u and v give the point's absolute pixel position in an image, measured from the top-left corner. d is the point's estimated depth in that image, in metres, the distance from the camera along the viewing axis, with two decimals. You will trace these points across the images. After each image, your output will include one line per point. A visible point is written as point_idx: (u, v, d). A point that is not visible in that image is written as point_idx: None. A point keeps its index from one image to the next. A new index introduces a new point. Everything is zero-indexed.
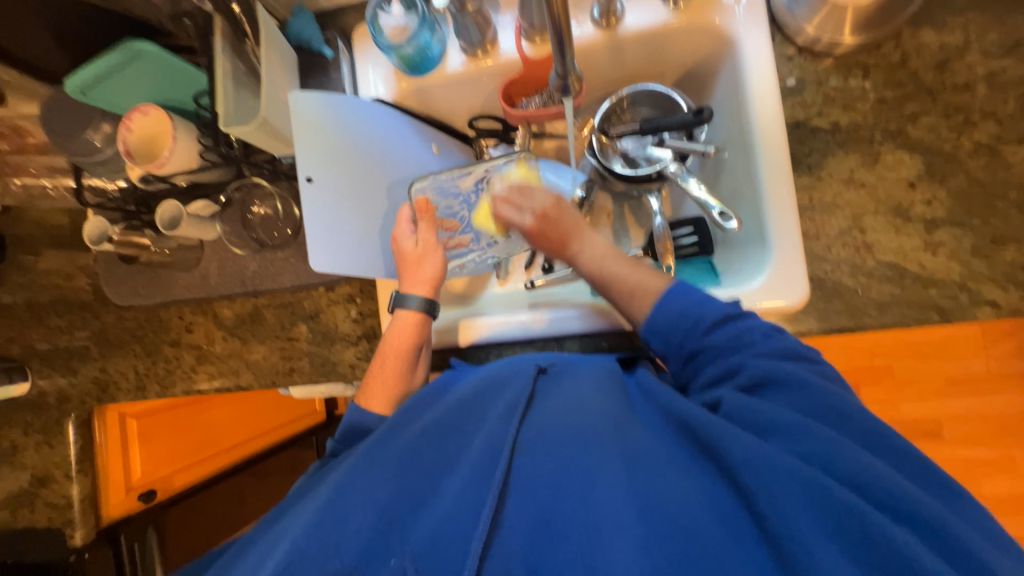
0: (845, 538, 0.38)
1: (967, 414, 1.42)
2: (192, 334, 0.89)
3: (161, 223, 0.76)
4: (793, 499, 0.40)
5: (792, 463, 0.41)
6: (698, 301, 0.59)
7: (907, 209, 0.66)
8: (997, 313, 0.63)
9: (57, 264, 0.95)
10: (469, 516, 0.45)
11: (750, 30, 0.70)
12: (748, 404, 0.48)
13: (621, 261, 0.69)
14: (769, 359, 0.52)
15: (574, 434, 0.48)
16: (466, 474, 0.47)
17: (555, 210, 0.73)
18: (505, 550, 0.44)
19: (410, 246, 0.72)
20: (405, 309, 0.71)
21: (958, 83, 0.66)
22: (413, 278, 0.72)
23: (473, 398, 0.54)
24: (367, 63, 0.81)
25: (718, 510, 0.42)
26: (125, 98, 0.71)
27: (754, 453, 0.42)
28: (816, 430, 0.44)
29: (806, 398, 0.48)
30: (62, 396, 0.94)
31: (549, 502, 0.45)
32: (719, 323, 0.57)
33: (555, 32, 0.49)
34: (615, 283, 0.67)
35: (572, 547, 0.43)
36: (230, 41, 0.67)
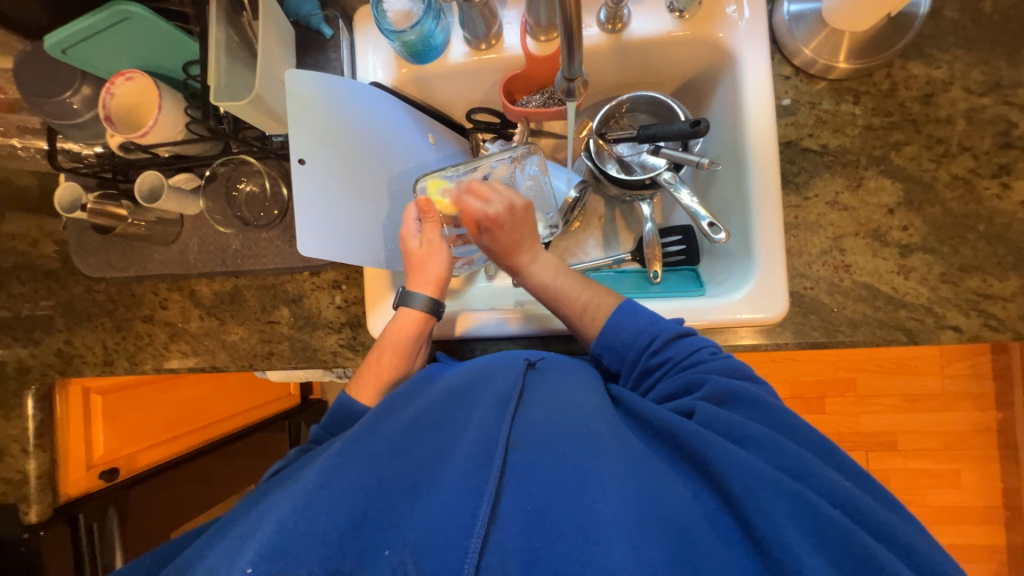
0: (829, 550, 0.39)
1: (921, 429, 1.50)
2: (166, 311, 0.86)
3: (140, 195, 0.73)
4: (781, 506, 0.41)
5: (777, 472, 0.43)
6: (650, 321, 0.62)
7: (885, 234, 0.69)
8: (958, 337, 0.67)
9: (23, 228, 0.90)
10: (462, 508, 0.45)
11: (751, 46, 0.71)
12: (719, 414, 0.49)
13: (573, 277, 0.71)
14: (729, 376, 0.55)
15: (566, 431, 0.50)
16: (460, 465, 0.48)
17: (522, 210, 0.73)
18: (499, 545, 0.43)
19: (416, 246, 0.73)
20: (410, 308, 0.70)
21: (941, 116, 0.69)
22: (418, 278, 0.72)
23: (463, 391, 0.57)
24: (368, 45, 0.79)
25: (705, 512, 0.44)
26: (107, 60, 0.68)
27: (737, 458, 0.44)
28: (785, 442, 0.46)
29: (772, 417, 0.50)
30: (21, 366, 0.90)
31: (544, 497, 0.45)
32: (674, 340, 0.59)
33: (566, 30, 0.49)
34: (563, 297, 0.69)
35: (568, 544, 0.42)
36: (225, 11, 0.65)
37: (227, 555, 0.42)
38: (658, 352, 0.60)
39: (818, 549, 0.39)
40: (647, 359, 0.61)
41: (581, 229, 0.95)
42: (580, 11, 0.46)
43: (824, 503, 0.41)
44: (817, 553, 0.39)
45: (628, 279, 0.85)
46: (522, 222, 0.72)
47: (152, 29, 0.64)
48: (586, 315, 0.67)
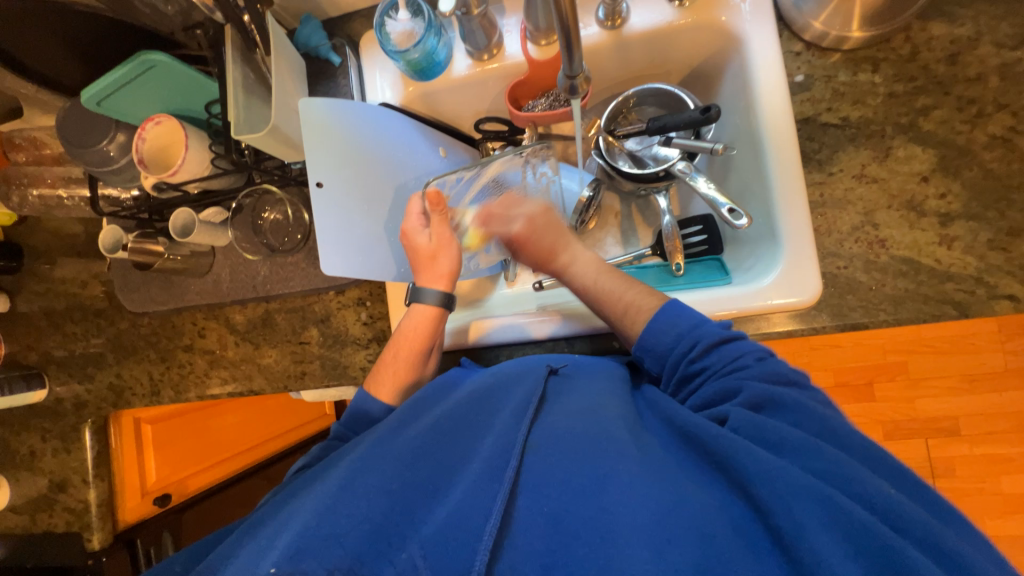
0: (868, 558, 0.36)
1: (986, 411, 1.39)
2: (204, 339, 0.90)
3: (173, 231, 0.78)
4: (810, 509, 0.38)
5: (801, 474, 0.41)
6: (692, 323, 0.59)
7: (921, 203, 0.65)
8: (1015, 306, 0.62)
9: (72, 272, 0.97)
10: (475, 516, 0.44)
11: (757, 26, 0.69)
12: (753, 419, 0.48)
13: (617, 277, 0.70)
14: (762, 382, 0.52)
15: (584, 436, 0.49)
16: (477, 470, 0.47)
17: (543, 217, 0.77)
18: (515, 545, 0.43)
19: (426, 240, 0.72)
20: (422, 303, 0.70)
21: (971, 75, 0.65)
22: (430, 274, 0.71)
23: (484, 395, 0.57)
24: (375, 69, 0.82)
25: (731, 521, 0.41)
26: (136, 109, 0.72)
27: (769, 464, 0.42)
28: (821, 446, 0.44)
29: (805, 420, 0.48)
30: (78, 402, 0.96)
31: (561, 502, 0.44)
32: (714, 346, 0.57)
33: (563, 31, 0.50)
34: (608, 299, 0.68)
35: (584, 547, 0.41)
36: (240, 51, 0.68)
37: (253, 555, 0.43)
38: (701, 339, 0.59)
39: (852, 553, 0.36)
40: (686, 365, 0.58)
41: (598, 228, 0.95)
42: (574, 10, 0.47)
43: (856, 506, 0.38)
44: (853, 556, 0.36)
45: (651, 273, 0.84)
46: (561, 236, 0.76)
47: (174, 75, 0.68)
48: (630, 317, 0.64)
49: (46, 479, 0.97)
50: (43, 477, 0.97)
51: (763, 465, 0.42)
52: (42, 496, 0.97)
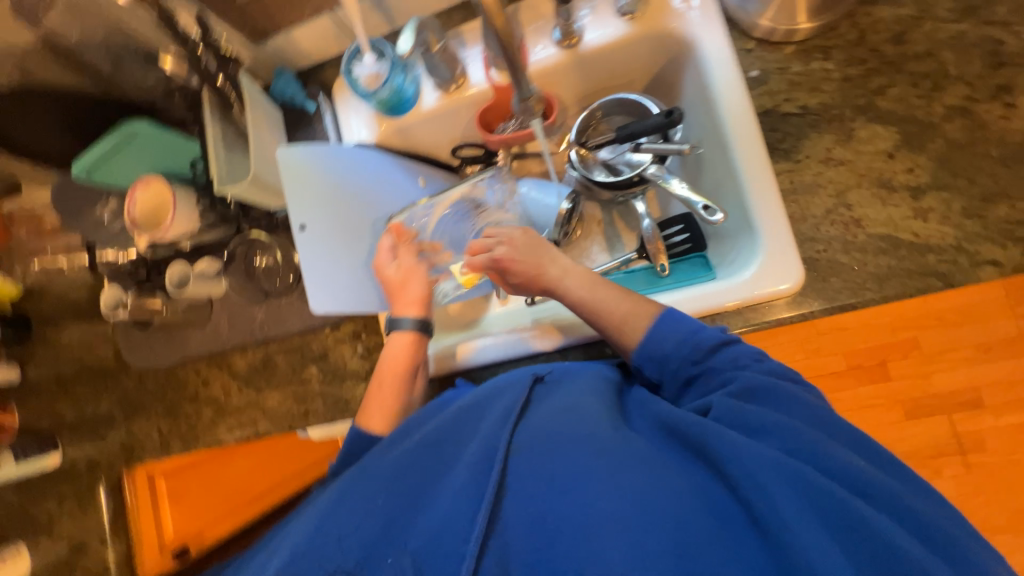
0: (839, 530, 0.38)
1: None
2: (208, 388, 0.92)
3: (170, 284, 0.85)
4: (784, 487, 0.40)
5: (776, 453, 0.42)
6: (692, 330, 0.60)
7: (890, 180, 0.66)
8: (1000, 272, 0.61)
9: (78, 335, 1.00)
10: (461, 522, 0.44)
11: (707, 30, 0.72)
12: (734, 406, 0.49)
13: (611, 287, 0.68)
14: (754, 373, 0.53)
15: (565, 434, 0.48)
16: (461, 479, 0.46)
17: (523, 239, 0.75)
18: (499, 545, 0.43)
19: (393, 271, 0.76)
20: (399, 331, 0.73)
21: (920, 51, 0.67)
22: (402, 301, 0.74)
23: (473, 407, 0.56)
24: (350, 111, 0.85)
25: (709, 503, 0.41)
26: (126, 175, 0.75)
27: (744, 445, 0.43)
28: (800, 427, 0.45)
29: (787, 404, 0.49)
30: (91, 462, 0.98)
31: (544, 500, 0.44)
32: (718, 346, 0.58)
33: (511, 63, 0.61)
34: (604, 312, 0.67)
35: (565, 543, 0.41)
36: (218, 109, 0.72)
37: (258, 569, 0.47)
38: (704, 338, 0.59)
39: (819, 522, 0.38)
40: (689, 368, 0.59)
41: (583, 238, 0.96)
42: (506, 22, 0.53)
43: (814, 473, 0.41)
44: (826, 527, 0.38)
45: (638, 277, 0.83)
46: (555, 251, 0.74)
47: (157, 139, 0.72)
48: (629, 324, 0.65)
49: (65, 542, 0.98)
50: (61, 541, 0.98)
51: (736, 444, 0.43)
52: (63, 560, 0.98)
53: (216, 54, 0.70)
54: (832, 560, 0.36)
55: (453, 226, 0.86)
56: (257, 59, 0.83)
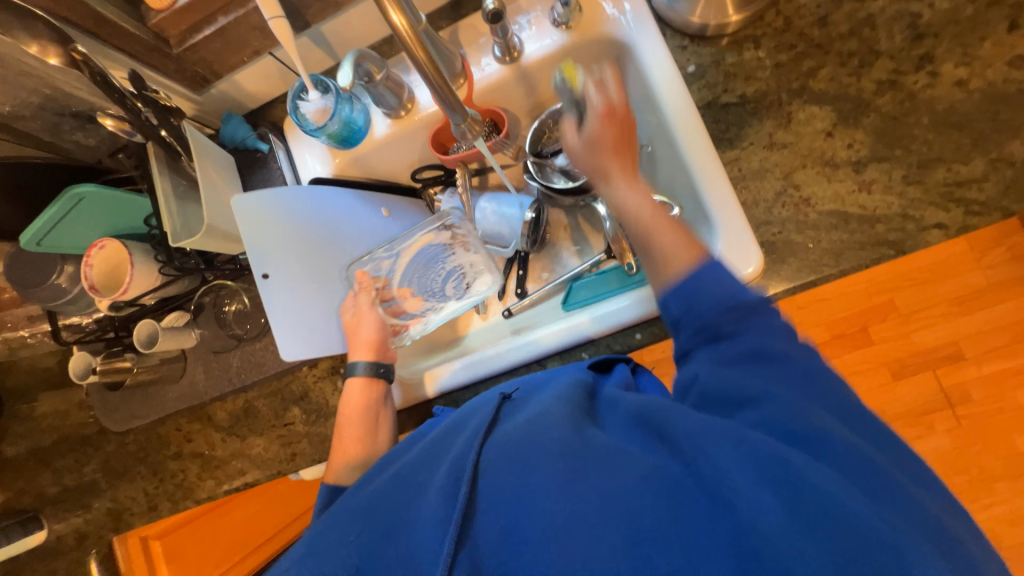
0: (804, 512, 0.35)
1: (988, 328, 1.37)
2: (192, 443, 0.90)
3: (138, 343, 0.80)
4: (745, 468, 0.38)
5: (741, 430, 0.41)
6: (737, 289, 0.51)
7: (832, 157, 0.68)
8: (946, 233, 0.63)
9: (51, 405, 0.97)
10: (429, 552, 0.41)
11: (641, 32, 0.74)
12: (713, 383, 0.47)
13: (668, 219, 0.58)
14: (758, 330, 0.48)
15: (529, 440, 0.45)
16: (432, 507, 0.44)
17: (616, 126, 0.62)
18: (471, 567, 0.39)
19: (350, 317, 0.78)
20: (355, 377, 0.74)
21: (844, 32, 0.69)
22: (355, 344, 0.76)
23: (446, 437, 0.54)
24: (303, 148, 0.84)
25: (670, 485, 0.39)
26: (79, 238, 0.74)
27: (698, 424, 0.42)
28: (779, 397, 0.43)
29: (791, 375, 0.45)
30: (79, 534, 0.95)
31: (509, 513, 0.41)
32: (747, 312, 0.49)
33: (434, 84, 0.53)
34: (645, 237, 0.58)
35: (530, 556, 0.38)
36: (166, 163, 0.71)
37: None
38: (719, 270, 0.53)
39: (782, 503, 0.36)
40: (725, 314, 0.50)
41: (552, 244, 0.96)
42: (435, 66, 0.50)
43: (761, 437, 0.40)
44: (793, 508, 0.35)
45: (610, 276, 0.84)
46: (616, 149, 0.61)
47: (106, 201, 0.71)
48: (672, 257, 0.55)
49: None
50: None
51: (691, 425, 0.42)
52: None
53: (158, 109, 0.67)
54: (783, 525, 0.34)
55: (420, 269, 0.84)
56: (202, 107, 0.83)
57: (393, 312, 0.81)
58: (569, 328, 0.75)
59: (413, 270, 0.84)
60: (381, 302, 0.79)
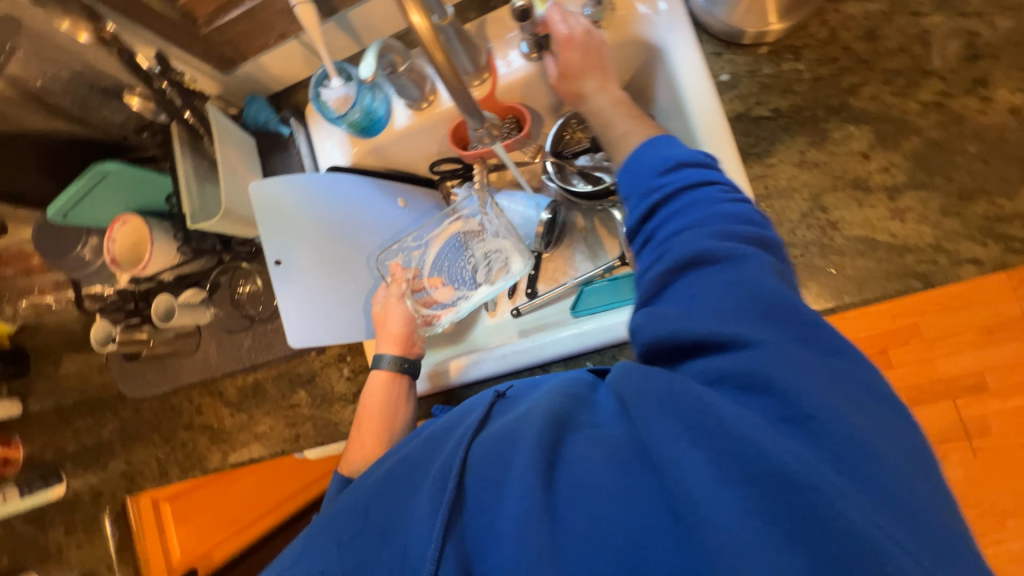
0: (756, 487, 0.33)
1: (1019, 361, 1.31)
2: (202, 416, 0.93)
3: (155, 317, 0.83)
4: (692, 442, 0.36)
5: (692, 392, 0.38)
6: (671, 154, 0.50)
7: (866, 181, 0.65)
8: (981, 270, 0.60)
9: (74, 366, 1.01)
10: (416, 548, 0.42)
11: (675, 35, 0.70)
12: (662, 317, 0.43)
13: (627, 114, 0.66)
14: (699, 227, 0.44)
15: (501, 432, 0.45)
16: (422, 502, 0.44)
17: (584, 40, 0.69)
18: (460, 555, 0.41)
19: (380, 307, 0.79)
20: (380, 369, 0.75)
21: (893, 47, 0.65)
22: (381, 336, 0.77)
23: (439, 432, 0.52)
24: (323, 135, 0.84)
25: (629, 468, 0.38)
26: (103, 213, 0.76)
27: (647, 392, 0.40)
28: (732, 342, 0.39)
29: (739, 285, 0.41)
30: (95, 492, 0.99)
31: (485, 507, 0.42)
32: (675, 169, 0.49)
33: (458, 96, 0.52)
34: (609, 130, 0.66)
35: (502, 547, 0.39)
36: (189, 143, 0.72)
37: None
38: (662, 180, 0.49)
39: (730, 477, 0.34)
40: (651, 179, 0.50)
41: (565, 246, 0.94)
42: (452, 67, 0.48)
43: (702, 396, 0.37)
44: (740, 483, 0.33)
45: (622, 285, 0.83)
46: (593, 68, 0.70)
47: (129, 178, 0.72)
48: (627, 140, 0.63)
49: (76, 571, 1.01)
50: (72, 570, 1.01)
51: (642, 393, 0.40)
52: None
53: (181, 90, 0.69)
54: (720, 501, 0.33)
55: (450, 259, 0.87)
56: (227, 87, 0.83)
57: (425, 303, 0.82)
58: (579, 337, 0.74)
59: (444, 261, 0.86)
60: (412, 293, 0.80)
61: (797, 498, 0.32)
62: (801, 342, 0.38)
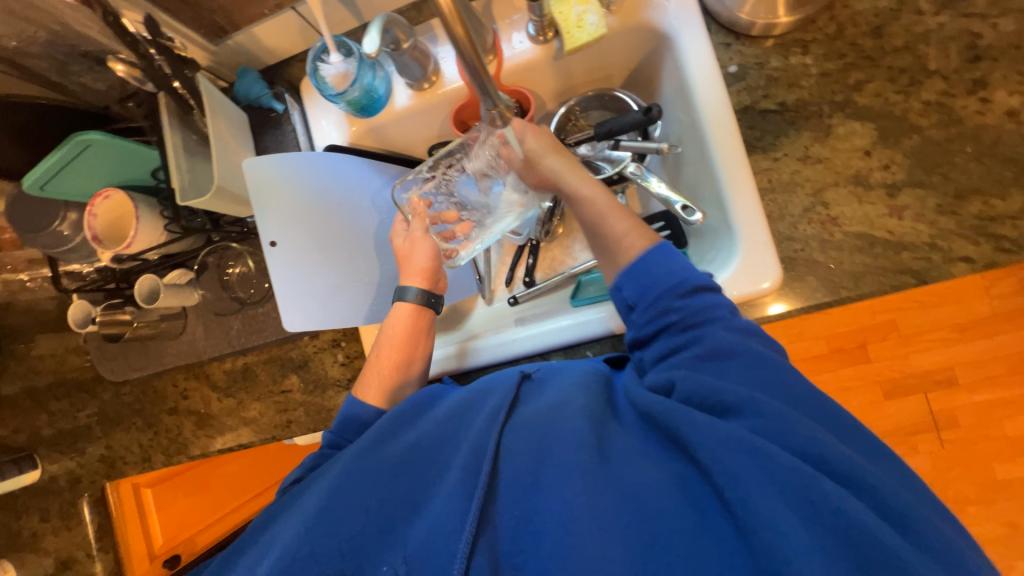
0: (824, 534, 0.36)
1: (988, 357, 1.34)
2: (188, 400, 0.90)
3: (139, 298, 0.78)
4: (761, 486, 0.38)
5: (753, 439, 0.41)
6: (686, 264, 0.56)
7: (866, 177, 0.66)
8: (972, 268, 0.62)
9: (50, 347, 0.97)
10: (449, 531, 0.44)
11: (683, 22, 0.69)
12: (703, 384, 0.46)
13: (622, 214, 0.63)
14: (732, 334, 0.51)
15: (546, 431, 0.48)
16: (451, 486, 0.46)
17: (535, 140, 0.68)
18: (489, 547, 0.44)
19: (402, 242, 0.75)
20: (404, 302, 0.72)
21: (898, 45, 0.66)
22: (406, 271, 0.73)
23: (458, 411, 0.54)
24: (319, 113, 0.80)
25: (684, 492, 0.42)
26: (83, 186, 0.72)
27: (716, 431, 0.42)
28: (774, 406, 0.43)
29: (779, 384, 0.46)
30: (72, 477, 0.95)
31: (525, 501, 0.45)
32: (697, 291, 0.54)
33: (469, 67, 0.50)
34: (606, 238, 0.63)
35: (550, 543, 0.42)
36: (177, 115, 0.68)
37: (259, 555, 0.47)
38: (678, 302, 0.54)
39: (793, 512, 0.37)
40: (669, 299, 0.54)
41: (565, 235, 0.94)
42: (470, 41, 0.47)
43: (783, 455, 0.39)
44: (804, 524, 0.37)
45: None
46: (556, 155, 0.68)
47: (113, 150, 0.68)
48: (628, 241, 0.60)
49: (50, 558, 0.98)
50: (47, 557, 0.98)
51: (708, 429, 0.42)
52: None
53: (172, 59, 0.65)
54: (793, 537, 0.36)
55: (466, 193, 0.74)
56: (217, 57, 0.79)
57: (445, 236, 0.75)
58: (580, 325, 0.74)
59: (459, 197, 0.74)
60: (433, 226, 0.74)
61: (860, 540, 0.36)
62: (859, 448, 0.43)
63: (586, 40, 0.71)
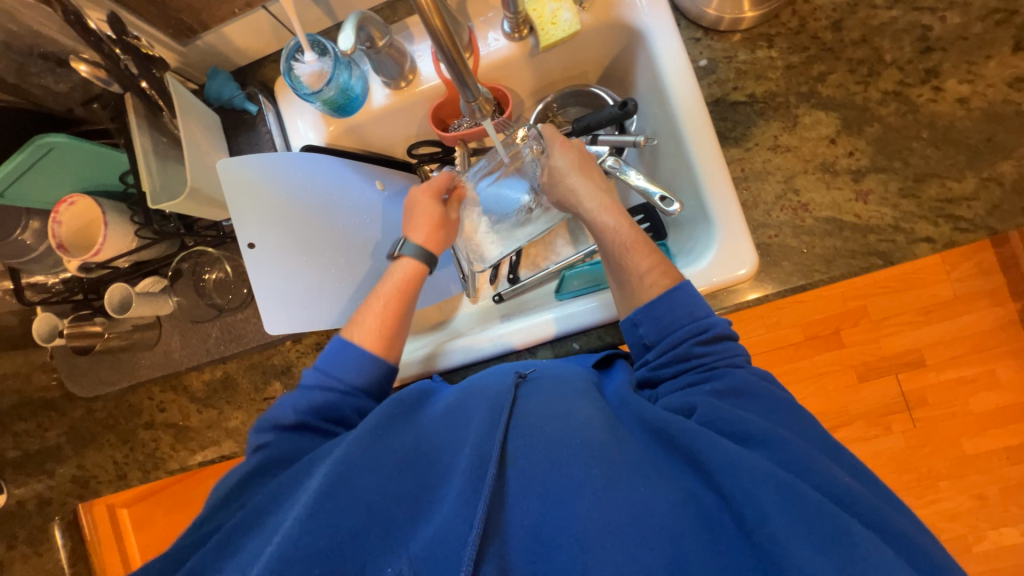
0: (832, 551, 0.39)
1: (951, 338, 1.41)
2: (166, 413, 0.87)
3: (110, 308, 0.75)
4: (779, 505, 0.41)
5: (772, 467, 0.43)
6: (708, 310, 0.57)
7: (833, 164, 0.68)
8: (933, 248, 0.65)
9: (12, 366, 0.92)
10: (456, 534, 0.43)
11: (656, 18, 0.71)
12: (721, 412, 0.48)
13: (643, 250, 0.64)
14: (747, 375, 0.53)
15: (558, 441, 0.48)
16: (457, 488, 0.46)
17: (572, 151, 0.72)
18: (499, 556, 0.43)
19: (434, 210, 0.74)
20: (406, 258, 0.72)
21: (856, 38, 0.69)
22: (421, 230, 0.74)
23: (459, 411, 0.55)
24: (294, 113, 0.79)
25: (700, 513, 0.43)
26: (47, 193, 0.69)
27: (736, 456, 0.44)
28: (784, 435, 0.46)
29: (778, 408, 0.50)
30: (41, 500, 0.91)
31: (539, 509, 0.44)
32: (720, 337, 0.56)
33: (447, 57, 0.50)
34: (621, 271, 0.64)
35: (564, 555, 0.42)
36: (145, 117, 0.66)
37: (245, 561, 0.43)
38: (699, 348, 0.56)
39: (806, 533, 0.39)
40: (690, 345, 0.56)
41: (547, 231, 0.94)
42: (448, 33, 0.47)
43: (803, 486, 0.42)
44: (816, 546, 0.39)
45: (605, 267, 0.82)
46: (585, 170, 0.70)
47: (79, 153, 0.66)
48: (649, 278, 0.61)
49: None
50: None
51: (726, 454, 0.44)
52: None
53: (138, 58, 0.63)
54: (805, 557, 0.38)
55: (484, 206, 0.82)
56: (185, 58, 0.77)
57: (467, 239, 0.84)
58: (565, 316, 0.74)
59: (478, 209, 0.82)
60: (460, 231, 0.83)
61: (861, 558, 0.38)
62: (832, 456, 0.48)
63: (561, 36, 0.73)
